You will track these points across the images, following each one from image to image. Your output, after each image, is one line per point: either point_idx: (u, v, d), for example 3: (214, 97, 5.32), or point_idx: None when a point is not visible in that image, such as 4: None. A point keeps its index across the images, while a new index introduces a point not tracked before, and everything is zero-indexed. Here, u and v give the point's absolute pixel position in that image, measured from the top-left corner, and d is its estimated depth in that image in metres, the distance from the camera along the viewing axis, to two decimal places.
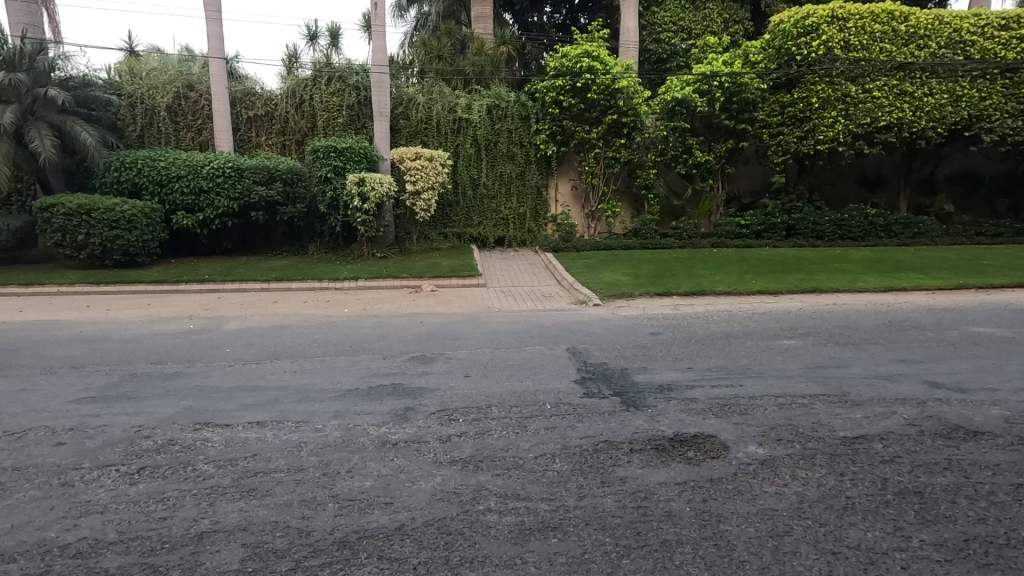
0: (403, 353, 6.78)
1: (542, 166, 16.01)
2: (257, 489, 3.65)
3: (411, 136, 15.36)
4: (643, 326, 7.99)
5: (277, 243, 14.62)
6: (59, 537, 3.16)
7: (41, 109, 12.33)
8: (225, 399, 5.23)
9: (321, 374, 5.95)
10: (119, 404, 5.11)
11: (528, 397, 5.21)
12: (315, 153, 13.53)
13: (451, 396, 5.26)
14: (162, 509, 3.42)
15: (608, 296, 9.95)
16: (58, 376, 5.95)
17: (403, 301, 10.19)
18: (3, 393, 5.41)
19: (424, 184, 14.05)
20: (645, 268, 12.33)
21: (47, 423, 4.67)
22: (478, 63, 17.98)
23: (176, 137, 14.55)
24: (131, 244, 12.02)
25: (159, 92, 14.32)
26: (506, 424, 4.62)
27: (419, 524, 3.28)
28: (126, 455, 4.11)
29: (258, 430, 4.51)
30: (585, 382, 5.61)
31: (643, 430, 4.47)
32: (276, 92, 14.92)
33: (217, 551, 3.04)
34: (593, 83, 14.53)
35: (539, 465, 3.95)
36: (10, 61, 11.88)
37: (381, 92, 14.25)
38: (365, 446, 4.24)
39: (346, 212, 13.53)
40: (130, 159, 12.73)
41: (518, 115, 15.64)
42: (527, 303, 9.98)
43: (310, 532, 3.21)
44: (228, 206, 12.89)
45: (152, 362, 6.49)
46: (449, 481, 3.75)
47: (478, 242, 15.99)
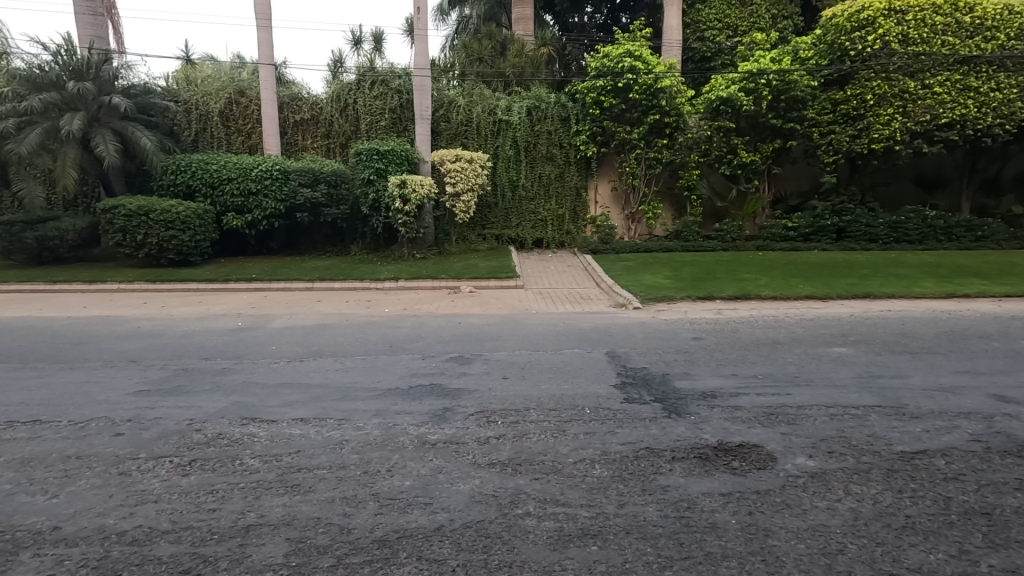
0: (441, 354, 6.83)
1: (582, 167, 15.91)
2: (300, 485, 3.73)
3: (451, 138, 15.48)
4: (684, 330, 7.80)
5: (321, 244, 15.00)
6: (117, 524, 3.31)
7: (105, 116, 12.99)
8: (271, 395, 5.38)
9: (363, 373, 6.04)
10: (173, 398, 5.32)
11: (567, 401, 5.16)
12: (358, 155, 13.83)
13: (489, 398, 5.26)
14: (211, 501, 3.54)
15: (648, 298, 9.78)
16: (117, 369, 6.27)
17: (442, 302, 10.27)
18: (68, 384, 5.73)
19: (463, 185, 14.16)
20: (686, 270, 12.07)
21: (107, 414, 4.91)
22: (519, 65, 18.02)
23: (228, 141, 15.13)
24: (184, 244, 12.54)
25: (213, 98, 14.93)
26: (545, 428, 4.58)
27: (457, 526, 3.28)
28: (179, 447, 4.28)
29: (302, 427, 4.62)
30: (625, 387, 5.51)
31: (686, 438, 4.36)
32: (322, 96, 15.32)
33: (263, 545, 3.11)
34: (635, 83, 14.31)
35: (578, 470, 3.90)
36: (79, 70, 12.55)
37: (423, 95, 14.42)
38: (405, 446, 4.28)
39: (388, 213, 13.77)
40: (185, 162, 13.32)
41: (558, 116, 15.59)
42: (565, 304, 9.92)
43: (350, 529, 3.25)
44: (275, 207, 13.34)
45: (203, 357, 6.75)
46: (488, 483, 3.75)
47: (517, 243, 16.00)
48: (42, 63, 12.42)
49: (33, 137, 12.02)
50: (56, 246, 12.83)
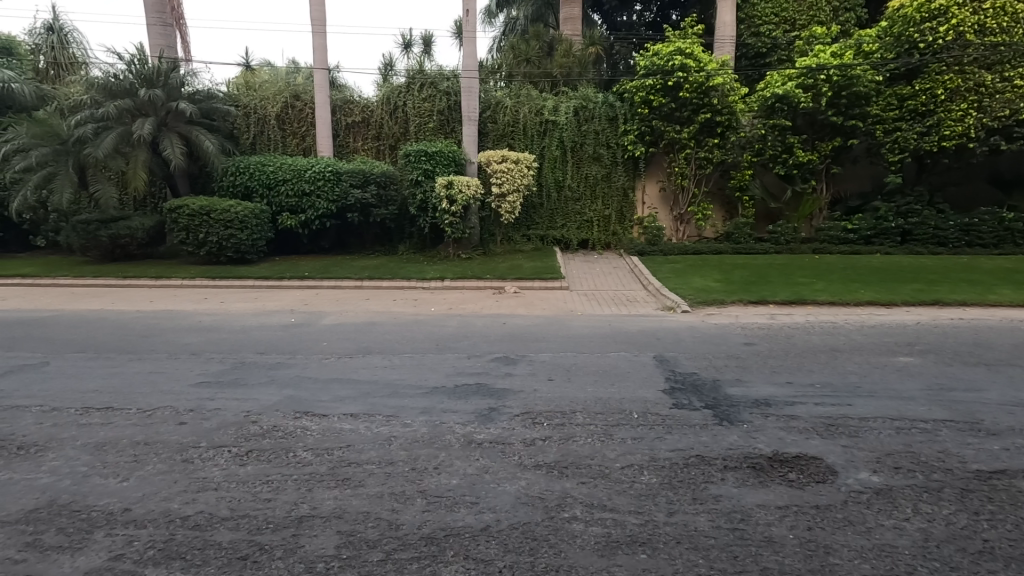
0: (487, 353, 6.86)
1: (629, 168, 15.70)
2: (350, 479, 3.81)
3: (498, 139, 15.52)
4: (736, 335, 7.56)
5: (370, 244, 15.31)
6: (181, 509, 3.47)
7: (172, 120, 13.71)
8: (323, 390, 5.53)
9: (411, 371, 6.14)
10: (231, 390, 5.55)
11: (613, 405, 5.08)
12: (406, 157, 14.07)
13: (535, 400, 5.23)
14: (267, 491, 3.67)
15: (697, 302, 9.54)
16: (181, 361, 6.60)
17: (487, 302, 10.32)
18: (136, 374, 6.08)
19: (509, 186, 14.19)
20: (737, 274, 11.70)
21: (171, 403, 5.17)
22: (566, 65, 17.91)
23: (283, 143, 15.71)
24: (242, 243, 13.07)
25: (270, 102, 15.53)
26: (591, 432, 4.52)
27: (504, 527, 3.28)
28: (237, 437, 4.45)
29: (352, 422, 4.73)
30: (674, 392, 5.38)
31: (739, 446, 4.21)
32: (372, 99, 15.69)
33: (315, 536, 3.19)
34: (686, 81, 13.98)
35: (626, 475, 3.83)
36: (150, 78, 13.26)
37: (471, 96, 14.53)
38: (451, 444, 4.31)
39: (435, 214, 13.96)
40: (244, 165, 13.91)
41: (605, 116, 15.42)
42: (611, 307, 9.79)
43: (399, 525, 3.30)
44: (328, 207, 13.76)
45: (258, 352, 7.01)
46: (534, 485, 3.72)
47: (562, 244, 15.91)
48: (117, 72, 13.17)
49: (109, 141, 12.81)
50: (127, 244, 13.63)
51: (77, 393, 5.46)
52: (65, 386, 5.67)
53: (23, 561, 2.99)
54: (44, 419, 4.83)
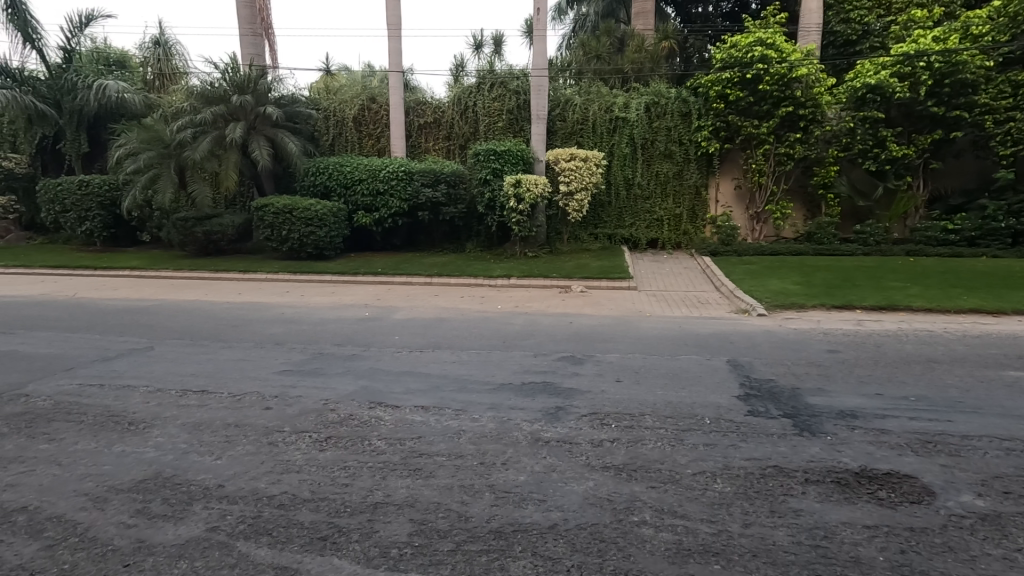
0: (553, 352, 6.85)
1: (702, 165, 15.18)
2: (421, 469, 3.93)
3: (567, 137, 15.37)
4: (817, 341, 7.12)
5: (439, 241, 15.71)
6: (268, 488, 3.72)
7: (260, 124, 14.59)
8: (396, 382, 5.74)
9: (478, 367, 6.24)
10: (311, 378, 5.88)
11: (684, 409, 4.93)
12: (475, 156, 14.26)
13: (602, 401, 5.16)
14: (344, 476, 3.85)
15: (775, 305, 9.08)
16: (266, 350, 7.05)
17: (553, 301, 10.28)
18: (228, 361, 6.56)
19: (578, 185, 14.08)
20: (819, 276, 11.04)
21: (258, 389, 5.54)
22: (637, 60, 17.51)
23: (360, 144, 16.39)
24: (320, 239, 13.75)
25: (348, 105, 16.23)
26: (661, 435, 4.41)
27: (572, 526, 3.27)
28: (317, 424, 4.71)
29: (422, 414, 4.88)
30: (749, 399, 5.16)
31: (821, 459, 3.98)
32: (443, 100, 16.06)
33: (389, 523, 3.32)
34: (766, 73, 13.35)
35: (698, 482, 3.71)
36: (241, 85, 14.18)
37: (540, 95, 14.52)
38: (519, 441, 4.34)
39: (502, 212, 14.08)
40: (323, 165, 14.62)
41: (678, 111, 14.96)
42: (682, 308, 9.51)
43: (468, 518, 3.36)
44: (400, 206, 14.21)
45: (335, 344, 7.37)
46: (602, 487, 3.69)
47: (630, 244, 15.61)
48: (213, 80, 14.16)
49: (205, 145, 13.79)
50: (219, 239, 14.73)
51: (178, 376, 5.98)
52: (167, 369, 6.22)
53: (134, 526, 3.30)
54: (149, 398, 5.32)
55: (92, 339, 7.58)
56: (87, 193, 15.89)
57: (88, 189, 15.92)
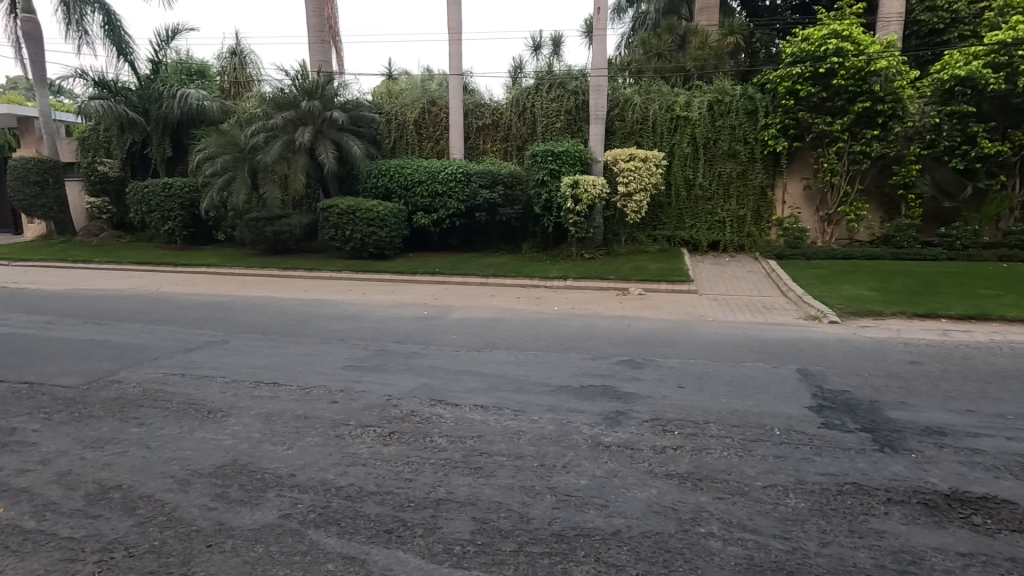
0: (612, 355, 6.75)
1: (769, 164, 14.59)
2: (482, 468, 3.96)
3: (626, 137, 15.08)
4: (896, 351, 6.68)
5: (495, 242, 15.81)
6: (336, 479, 3.85)
7: (326, 128, 15.16)
8: (455, 381, 5.81)
9: (536, 368, 6.23)
10: (373, 374, 6.05)
11: (751, 419, 4.73)
12: (533, 157, 14.25)
13: (664, 407, 5.03)
14: (407, 471, 3.93)
15: (848, 312, 8.59)
16: (331, 345, 7.32)
17: (610, 303, 10.13)
18: (297, 355, 6.86)
19: (636, 185, 13.83)
20: (896, 282, 10.37)
21: (325, 383, 5.76)
22: (701, 57, 16.99)
23: (420, 147, 16.77)
24: (381, 239, 14.17)
25: (409, 109, 16.64)
26: (727, 445, 4.26)
27: (635, 534, 3.20)
28: (380, 418, 4.84)
29: (482, 413, 4.92)
30: (822, 410, 4.90)
31: (906, 478, 3.71)
32: (502, 102, 16.18)
33: (452, 520, 3.36)
34: (841, 67, 12.69)
35: (769, 496, 3.54)
36: (310, 91, 14.80)
37: (599, 95, 14.35)
38: (579, 444, 4.30)
39: (559, 213, 14.03)
40: (385, 167, 15.03)
41: (744, 109, 14.43)
42: (746, 313, 9.16)
43: (530, 519, 3.36)
44: (457, 207, 14.43)
45: (396, 341, 7.55)
46: (666, 495, 3.59)
47: (690, 246, 15.20)
48: (284, 86, 14.82)
49: (276, 148, 14.45)
50: (287, 239, 15.46)
51: (251, 368, 6.30)
52: (242, 361, 6.58)
53: (215, 509, 3.49)
54: (226, 388, 5.63)
55: (175, 331, 8.12)
56: (170, 194, 17.02)
57: (171, 190, 17.04)
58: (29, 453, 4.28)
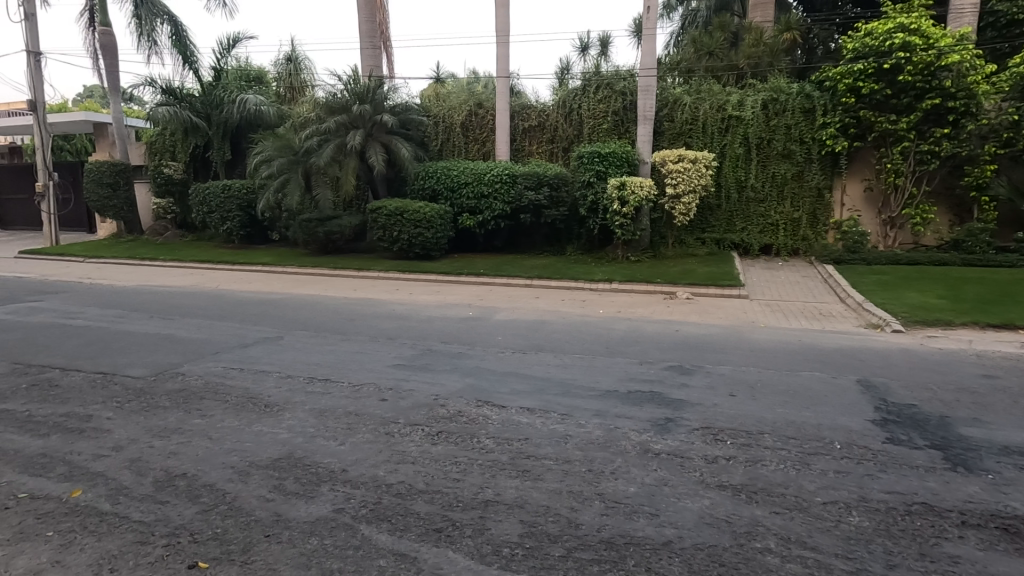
0: (660, 360, 6.62)
1: (826, 165, 14.01)
2: (530, 471, 3.95)
3: (675, 138, 14.75)
4: (968, 364, 6.27)
5: (540, 244, 15.78)
6: (386, 476, 3.93)
7: (377, 131, 15.52)
8: (502, 382, 5.82)
9: (582, 372, 6.18)
10: (421, 373, 6.14)
11: (809, 431, 4.54)
12: (579, 158, 14.13)
13: (715, 415, 4.89)
14: (455, 471, 3.97)
15: (913, 320, 8.14)
16: (380, 344, 7.48)
17: (657, 307, 9.96)
18: (347, 352, 7.04)
19: (685, 187, 13.56)
20: (967, 290, 9.75)
21: (374, 381, 5.88)
22: (755, 55, 16.47)
23: (466, 149, 16.95)
24: (428, 240, 14.40)
25: (457, 111, 16.84)
26: (784, 457, 4.09)
27: (687, 545, 3.12)
28: (428, 417, 4.90)
29: (528, 416, 4.92)
30: (887, 424, 4.65)
31: (981, 501, 3.47)
32: (548, 104, 16.16)
33: (500, 521, 3.36)
34: (907, 62, 12.06)
35: (830, 513, 3.38)
36: (362, 95, 15.20)
37: (647, 95, 14.13)
38: (627, 451, 4.24)
39: (605, 215, 13.88)
40: (433, 169, 15.27)
41: (800, 108, 13.91)
42: (801, 319, 8.82)
43: (578, 524, 3.33)
44: (503, 208, 14.50)
45: (442, 341, 7.65)
46: (719, 506, 3.49)
47: (741, 249, 14.74)
48: (338, 91, 15.28)
49: (329, 151, 14.89)
50: (338, 239, 15.94)
51: (304, 364, 6.50)
52: (296, 357, 6.81)
53: (273, 500, 3.63)
54: (281, 383, 5.83)
55: (234, 326, 8.48)
56: (229, 196, 17.82)
57: (230, 192, 17.84)
58: (104, 439, 4.55)
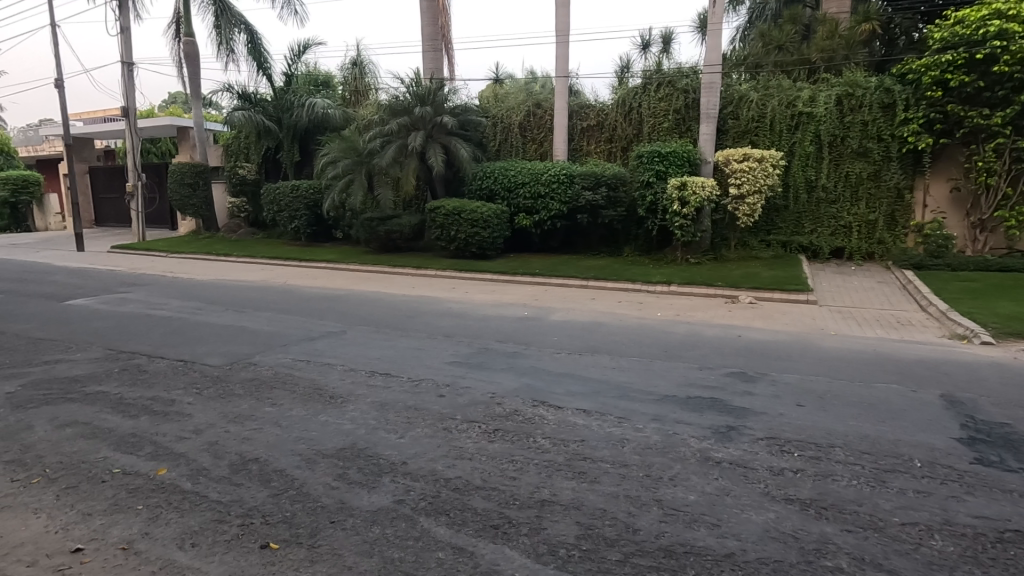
0: (721, 366, 6.41)
1: (907, 163, 13.14)
2: (586, 473, 3.92)
3: (739, 136, 14.22)
4: None
5: (596, 245, 15.61)
6: (444, 471, 4.01)
7: (436, 132, 15.83)
8: (557, 383, 5.81)
9: (639, 375, 6.08)
10: (477, 371, 6.22)
11: (886, 446, 4.27)
12: (639, 158, 13.88)
13: (781, 425, 4.69)
14: (512, 470, 3.99)
15: (1006, 332, 7.52)
16: (438, 341, 7.63)
17: (718, 311, 9.64)
18: (406, 348, 7.23)
19: (750, 187, 13.05)
20: None
21: (432, 377, 6.01)
22: (829, 48, 15.64)
23: (524, 149, 17.01)
24: (484, 240, 14.57)
25: (515, 112, 16.95)
26: (856, 473, 3.88)
27: (751, 558, 3.01)
28: (485, 415, 4.96)
29: (585, 418, 4.88)
30: (975, 443, 4.31)
31: None
32: (607, 103, 15.97)
33: (556, 522, 3.36)
34: (1004, 52, 11.14)
35: (908, 535, 3.18)
36: (423, 97, 15.54)
37: (711, 92, 13.70)
38: (687, 458, 4.13)
39: (664, 216, 13.58)
40: (490, 169, 15.41)
41: (878, 103, 13.09)
42: (878, 328, 8.31)
43: (636, 530, 3.28)
44: (559, 208, 14.46)
45: (498, 340, 7.72)
46: (786, 521, 3.34)
47: (809, 252, 14.07)
48: (400, 93, 15.69)
49: (391, 152, 15.31)
50: (397, 238, 16.38)
51: (366, 359, 6.73)
52: (358, 352, 7.05)
53: (337, 488, 3.77)
54: (344, 376, 6.07)
55: (301, 320, 8.89)
56: (297, 196, 18.67)
57: (298, 192, 18.68)
58: (185, 423, 4.89)
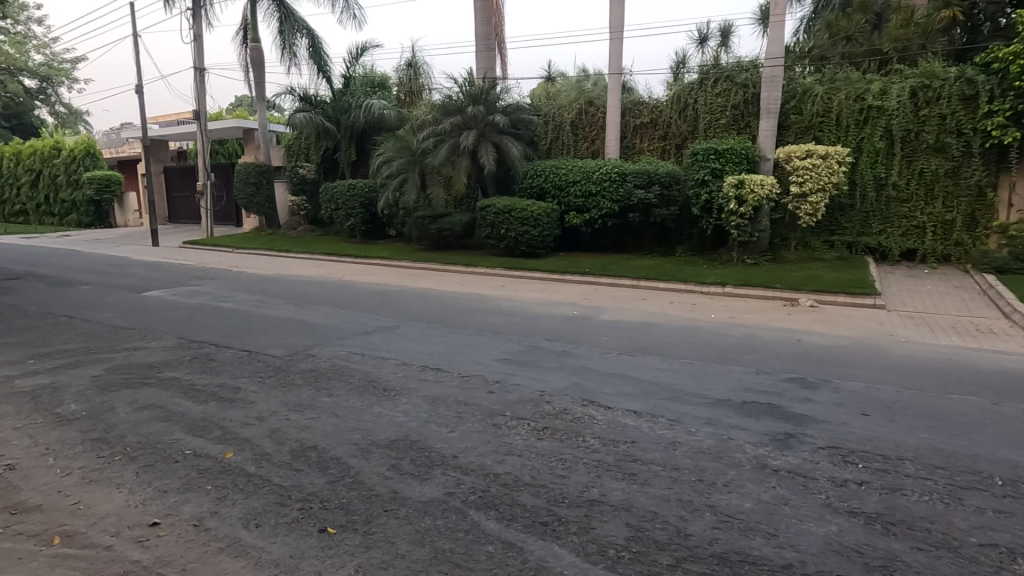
0: (780, 371, 6.18)
1: (990, 160, 12.23)
2: (636, 475, 3.87)
3: (802, 132, 13.61)
4: None
5: (648, 244, 15.34)
6: (493, 466, 4.05)
7: (488, 131, 15.94)
8: (607, 383, 5.76)
9: (692, 377, 5.94)
10: (526, 369, 6.25)
11: (962, 462, 4.00)
12: (694, 155, 13.54)
13: (844, 435, 4.47)
14: (561, 468, 3.99)
15: None
16: (487, 338, 7.71)
17: (775, 314, 9.30)
18: (456, 344, 7.35)
19: (813, 185, 12.47)
20: None
21: (482, 374, 6.08)
22: (903, 37, 14.76)
23: (576, 147, 16.90)
24: (534, 238, 14.59)
25: (567, 109, 16.85)
26: (928, 488, 3.66)
27: (811, 572, 2.90)
28: (534, 413, 4.97)
29: (635, 419, 4.82)
30: None
31: None
32: (662, 99, 15.66)
33: (606, 523, 3.33)
34: None
35: (987, 557, 2.97)
36: (476, 96, 15.70)
37: (772, 86, 13.19)
38: (742, 464, 4.01)
39: (720, 215, 13.20)
40: (541, 168, 15.38)
41: (958, 94, 12.22)
42: (955, 335, 7.80)
43: (688, 535, 3.21)
44: (611, 207, 14.30)
45: (547, 338, 7.72)
46: (849, 534, 3.19)
47: (877, 253, 13.37)
48: (453, 93, 15.91)
49: (443, 151, 15.54)
50: (448, 236, 16.64)
51: (418, 353, 6.88)
52: (410, 346, 7.23)
53: (390, 478, 3.88)
54: (397, 370, 6.23)
55: (355, 314, 9.18)
56: (353, 194, 19.28)
57: (354, 190, 19.29)
58: (250, 410, 5.15)
